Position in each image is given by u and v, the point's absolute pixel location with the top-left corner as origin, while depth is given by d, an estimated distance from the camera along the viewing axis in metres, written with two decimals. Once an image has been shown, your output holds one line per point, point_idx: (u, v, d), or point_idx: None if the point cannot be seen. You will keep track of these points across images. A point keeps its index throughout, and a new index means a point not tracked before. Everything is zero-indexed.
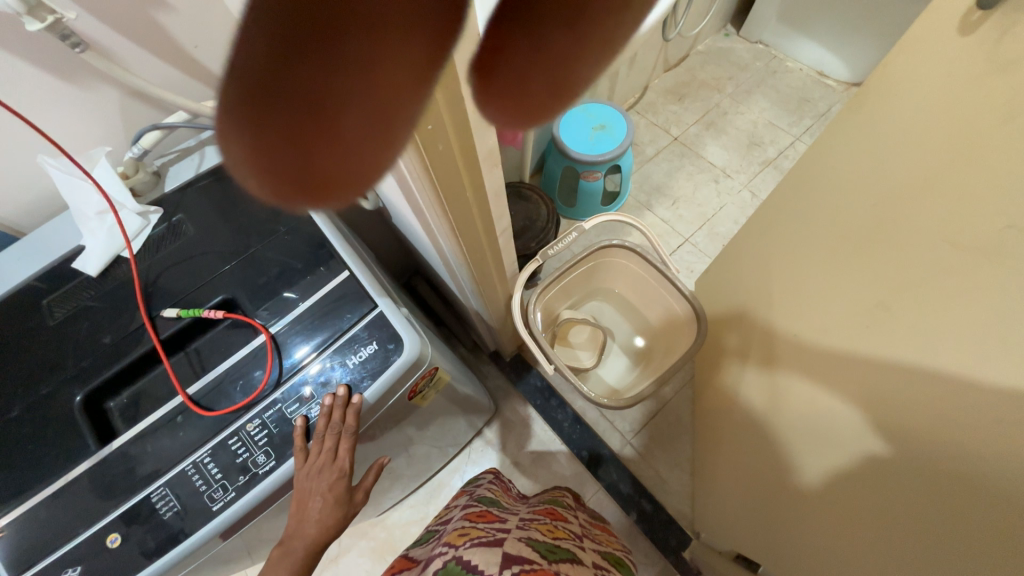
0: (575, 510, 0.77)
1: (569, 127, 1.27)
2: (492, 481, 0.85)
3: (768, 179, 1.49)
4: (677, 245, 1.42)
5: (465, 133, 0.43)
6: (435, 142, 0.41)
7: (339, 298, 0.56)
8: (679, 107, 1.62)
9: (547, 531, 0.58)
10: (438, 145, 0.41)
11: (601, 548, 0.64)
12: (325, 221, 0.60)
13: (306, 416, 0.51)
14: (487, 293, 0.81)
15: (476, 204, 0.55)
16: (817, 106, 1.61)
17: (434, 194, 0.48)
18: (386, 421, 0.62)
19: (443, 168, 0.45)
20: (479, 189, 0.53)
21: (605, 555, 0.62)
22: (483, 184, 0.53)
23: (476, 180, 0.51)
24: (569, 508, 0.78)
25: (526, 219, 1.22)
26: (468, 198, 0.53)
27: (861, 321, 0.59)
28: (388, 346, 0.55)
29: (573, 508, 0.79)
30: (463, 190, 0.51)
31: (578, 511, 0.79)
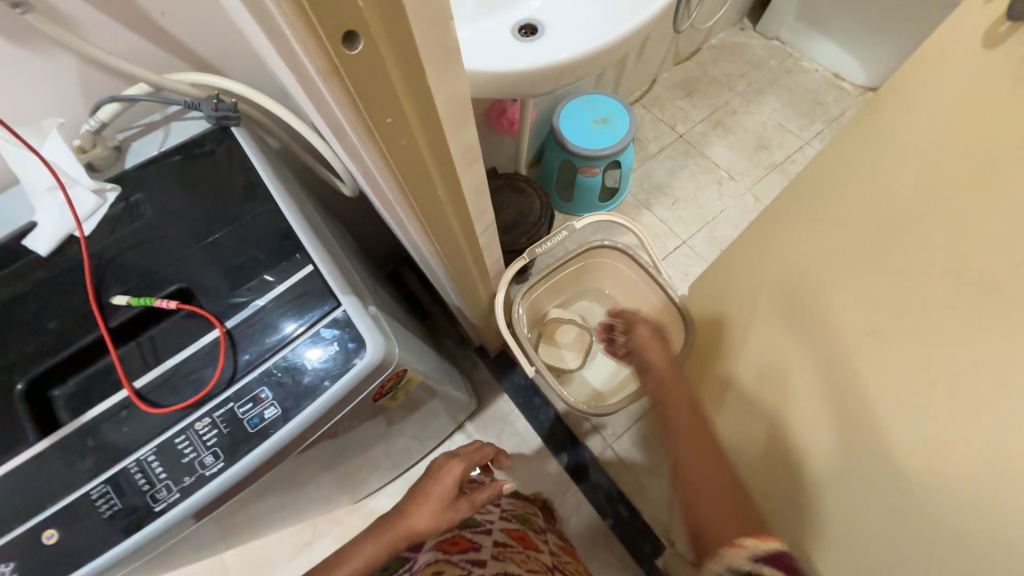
0: (545, 535, 0.79)
1: (569, 119, 1.23)
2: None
3: (772, 184, 1.45)
4: (673, 247, 1.39)
5: (434, 128, 0.40)
6: (401, 140, 0.38)
7: (301, 294, 0.53)
8: (686, 104, 1.56)
9: (520, 563, 0.61)
10: (403, 143, 0.38)
11: None
12: (293, 212, 0.57)
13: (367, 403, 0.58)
14: (467, 290, 0.78)
15: (449, 202, 0.52)
16: (830, 110, 1.56)
17: (401, 192, 0.45)
18: (350, 424, 0.60)
19: (412, 166, 0.42)
20: (454, 185, 0.50)
21: None
22: (459, 183, 0.50)
23: (450, 177, 0.48)
24: (536, 527, 0.79)
25: (519, 213, 1.18)
26: (442, 196, 0.50)
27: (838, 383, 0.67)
28: (350, 347, 0.52)
29: (540, 529, 0.80)
30: (436, 188, 0.48)
31: (545, 534, 0.80)
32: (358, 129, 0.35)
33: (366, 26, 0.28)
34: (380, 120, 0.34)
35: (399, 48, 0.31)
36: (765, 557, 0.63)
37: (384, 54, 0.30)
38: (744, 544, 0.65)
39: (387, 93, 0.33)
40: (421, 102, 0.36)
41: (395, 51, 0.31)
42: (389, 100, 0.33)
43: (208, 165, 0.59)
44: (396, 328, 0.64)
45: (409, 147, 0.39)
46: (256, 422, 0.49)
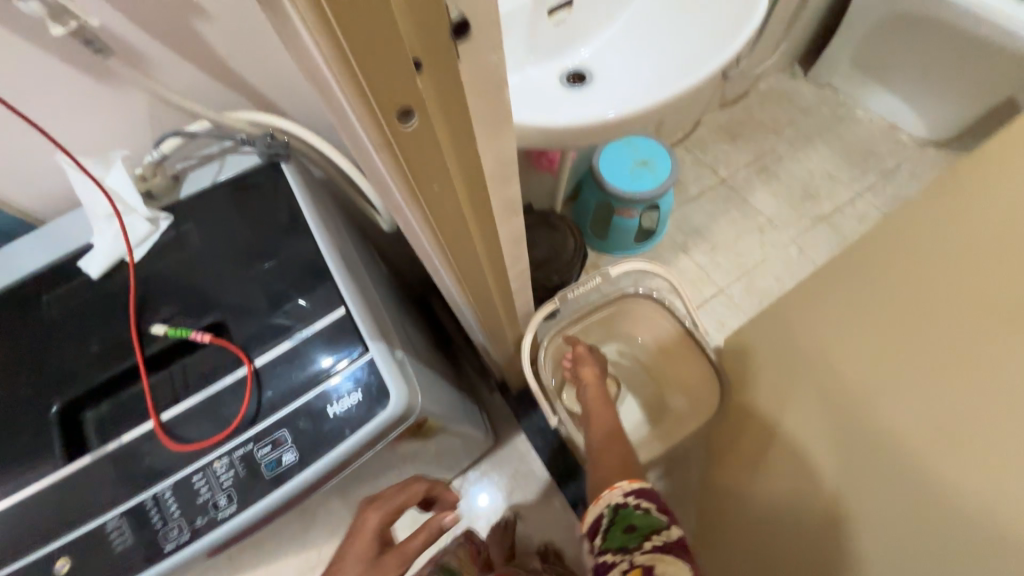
0: None
1: (609, 159, 1.22)
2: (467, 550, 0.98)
3: (818, 236, 1.39)
4: (710, 294, 1.33)
5: (478, 189, 0.39)
6: (447, 203, 0.37)
7: (329, 336, 0.52)
8: (730, 147, 1.53)
9: None
10: (448, 204, 0.38)
11: None
12: (330, 249, 0.57)
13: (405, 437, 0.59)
14: (495, 332, 0.77)
15: (485, 254, 0.51)
16: (884, 162, 1.49)
17: (440, 247, 0.44)
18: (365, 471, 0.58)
19: (454, 225, 0.41)
20: (492, 239, 0.49)
21: None
22: (498, 237, 0.49)
23: (490, 232, 0.47)
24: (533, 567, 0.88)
25: (552, 250, 1.16)
26: (479, 249, 0.49)
27: (893, 474, 0.62)
28: (373, 396, 0.50)
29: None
30: (475, 243, 0.47)
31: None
32: (403, 193, 0.34)
33: (422, 102, 0.27)
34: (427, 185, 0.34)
35: (452, 118, 0.30)
36: (637, 493, 0.63)
37: (437, 126, 0.30)
38: (619, 484, 0.65)
39: (437, 161, 0.32)
40: (469, 167, 0.35)
41: (450, 125, 0.31)
42: (437, 168, 0.33)
43: (256, 197, 0.60)
44: (421, 371, 0.63)
45: (453, 208, 0.38)
46: (273, 467, 0.48)
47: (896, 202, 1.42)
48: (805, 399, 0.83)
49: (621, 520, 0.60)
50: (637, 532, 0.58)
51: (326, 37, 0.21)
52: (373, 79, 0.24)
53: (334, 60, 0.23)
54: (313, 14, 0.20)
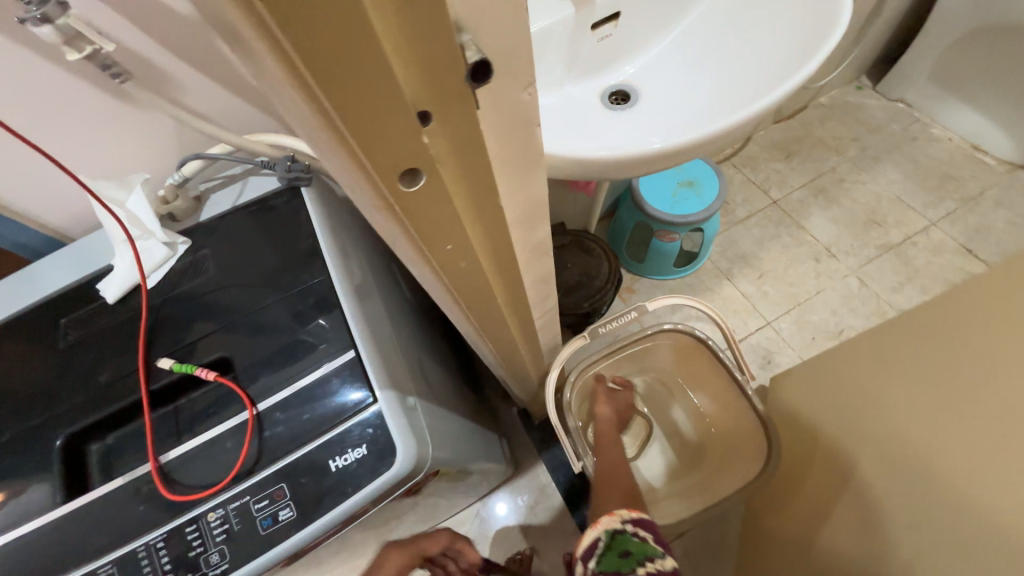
0: None
1: (651, 180, 1.14)
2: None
3: (884, 268, 1.25)
4: (756, 327, 1.23)
5: (500, 243, 0.34)
6: (463, 261, 0.32)
7: (334, 383, 0.48)
8: (784, 166, 1.41)
9: None
10: (464, 263, 0.33)
11: None
12: (344, 285, 0.53)
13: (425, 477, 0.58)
14: (517, 371, 0.71)
15: (508, 303, 0.45)
16: (966, 187, 1.32)
17: (455, 302, 0.39)
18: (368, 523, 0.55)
19: (471, 282, 0.36)
20: (517, 288, 0.44)
21: None
22: (522, 285, 0.44)
23: (515, 282, 0.42)
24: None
25: (584, 275, 1.10)
26: (500, 300, 0.44)
27: None
28: (377, 453, 0.46)
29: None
30: (496, 296, 0.42)
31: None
32: (411, 254, 0.29)
33: (430, 160, 0.22)
34: (437, 247, 0.29)
35: (467, 171, 0.25)
36: (635, 521, 0.56)
37: (449, 185, 0.25)
38: (619, 510, 0.58)
39: (449, 222, 0.27)
40: (488, 223, 0.30)
41: (465, 177, 0.25)
42: (449, 228, 0.28)
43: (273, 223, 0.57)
44: (436, 417, 0.58)
45: (470, 267, 0.33)
46: (268, 524, 0.44)
47: (979, 233, 1.26)
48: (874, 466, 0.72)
49: (617, 544, 0.53)
50: (633, 557, 0.51)
51: (298, 91, 0.17)
52: (364, 141, 0.19)
53: (313, 116, 0.18)
54: (286, 75, 0.16)
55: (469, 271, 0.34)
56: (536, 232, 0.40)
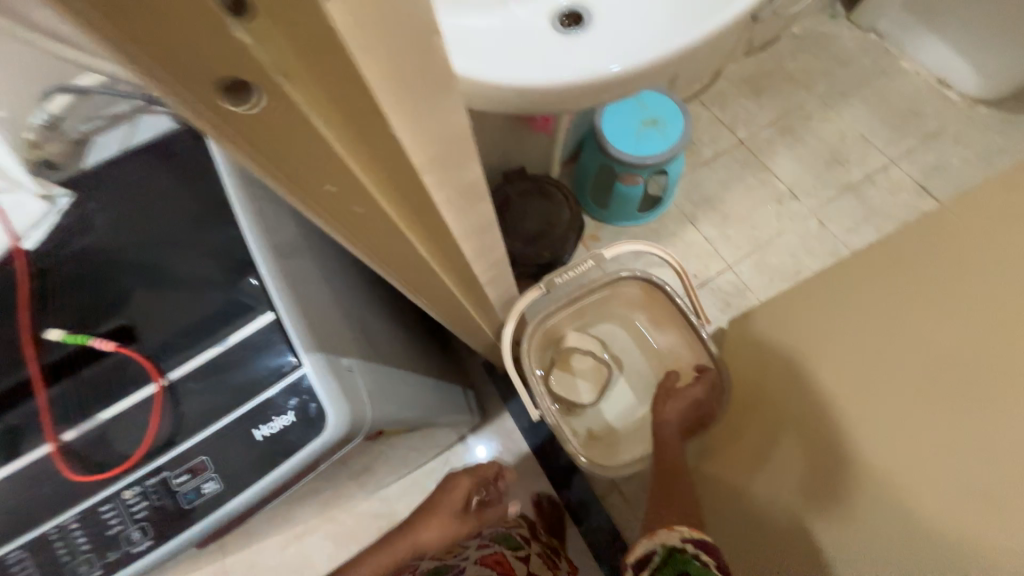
0: (519, 525, 0.97)
1: (613, 118, 1.08)
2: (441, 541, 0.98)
3: (843, 209, 1.26)
4: (717, 271, 1.23)
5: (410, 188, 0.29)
6: (358, 202, 0.27)
7: (254, 348, 0.45)
8: (752, 104, 1.35)
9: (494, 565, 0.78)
10: (356, 205, 0.28)
11: (544, 556, 0.91)
12: (257, 239, 0.47)
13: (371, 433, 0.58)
14: (468, 324, 0.68)
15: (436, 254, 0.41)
16: (927, 124, 1.31)
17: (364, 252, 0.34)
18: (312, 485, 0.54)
19: (377, 229, 0.31)
20: (445, 239, 0.40)
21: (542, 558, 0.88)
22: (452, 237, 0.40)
23: (440, 232, 0.38)
24: (520, 540, 0.89)
25: (544, 223, 1.05)
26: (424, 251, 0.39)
27: None
28: (306, 419, 0.43)
29: (524, 539, 0.91)
30: (417, 245, 0.37)
31: (528, 544, 0.90)
32: (284, 191, 0.24)
33: (265, 71, 0.17)
34: (316, 181, 0.24)
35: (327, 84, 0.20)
36: (697, 542, 0.64)
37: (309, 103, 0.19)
38: (679, 528, 0.66)
39: (320, 157, 0.22)
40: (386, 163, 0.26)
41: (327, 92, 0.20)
42: (321, 161, 0.23)
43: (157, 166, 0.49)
44: (377, 376, 0.56)
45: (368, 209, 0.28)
46: (193, 498, 0.42)
47: (935, 171, 1.27)
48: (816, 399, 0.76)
49: (676, 563, 0.61)
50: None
51: None
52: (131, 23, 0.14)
53: None
54: None
55: (368, 218, 0.30)
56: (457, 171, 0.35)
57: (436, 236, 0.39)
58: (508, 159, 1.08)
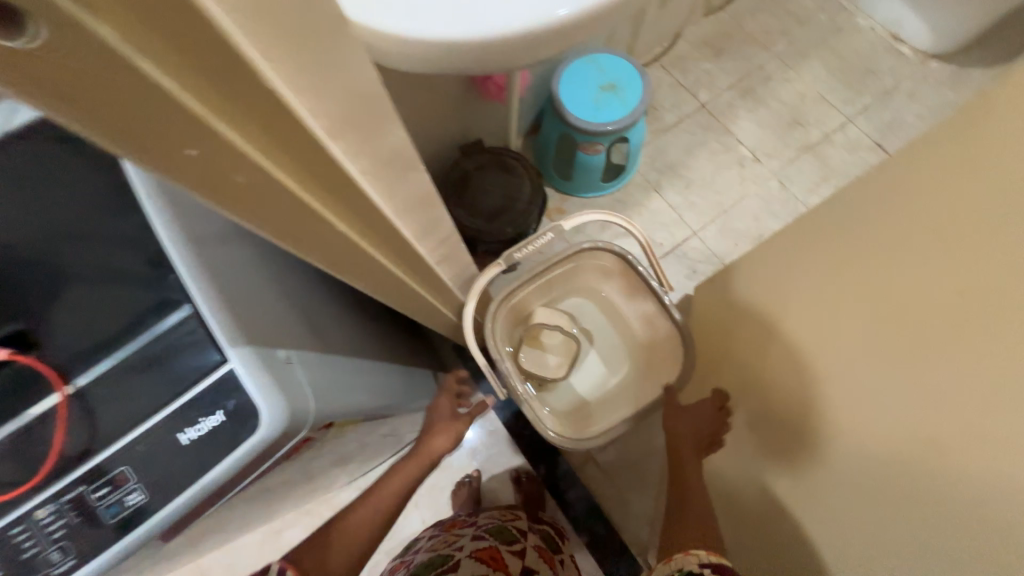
0: (518, 514, 0.93)
1: (571, 85, 1.04)
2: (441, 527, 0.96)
3: (803, 169, 1.26)
4: (682, 238, 1.23)
5: (281, 135, 0.25)
6: (217, 158, 0.24)
7: (172, 346, 0.41)
8: (712, 65, 1.33)
9: (488, 559, 0.75)
10: (224, 161, 0.24)
11: (544, 540, 0.88)
12: (171, 226, 0.42)
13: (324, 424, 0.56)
14: (422, 305, 0.65)
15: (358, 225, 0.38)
16: (882, 80, 1.32)
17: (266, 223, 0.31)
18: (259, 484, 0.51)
19: (261, 189, 0.28)
20: (361, 205, 0.36)
21: (542, 550, 0.84)
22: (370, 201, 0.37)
23: (354, 195, 0.34)
24: (516, 534, 0.85)
25: (505, 197, 1.01)
26: (335, 219, 0.36)
27: None
28: (237, 418, 0.40)
29: (521, 531, 0.87)
30: (321, 211, 0.34)
31: (525, 536, 0.86)
32: (120, 152, 0.21)
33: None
34: (148, 134, 0.20)
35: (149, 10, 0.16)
36: (714, 566, 0.63)
37: (114, 39, 0.16)
38: (696, 552, 0.66)
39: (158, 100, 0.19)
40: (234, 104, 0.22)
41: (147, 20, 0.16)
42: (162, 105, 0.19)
43: (34, 140, 0.38)
44: (316, 365, 0.53)
45: (233, 162, 0.25)
46: (115, 512, 0.39)
47: (890, 127, 1.28)
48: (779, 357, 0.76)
49: None
50: None
51: None
52: None
53: None
54: None
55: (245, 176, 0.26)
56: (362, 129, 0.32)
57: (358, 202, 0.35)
58: (465, 132, 1.03)
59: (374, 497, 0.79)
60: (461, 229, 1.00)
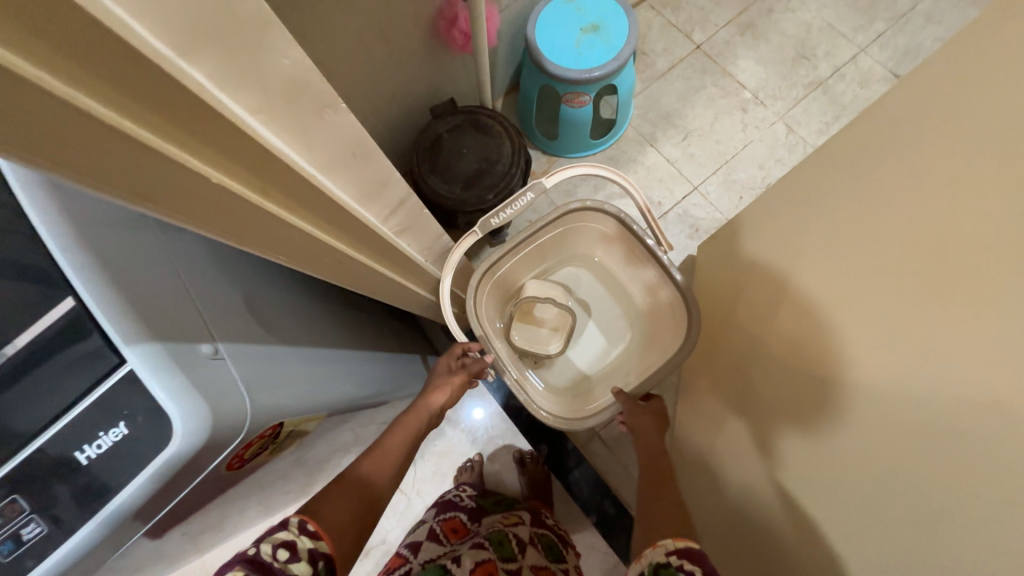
0: (522, 519, 0.87)
1: (549, 29, 0.93)
2: (442, 521, 0.91)
3: (812, 109, 1.15)
4: (682, 195, 1.13)
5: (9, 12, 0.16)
6: None
7: (61, 360, 0.38)
8: (707, 1, 1.20)
9: None
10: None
11: (544, 552, 0.82)
12: (50, 218, 0.38)
13: (278, 422, 0.50)
14: (388, 284, 0.58)
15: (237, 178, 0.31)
16: (898, 2, 1.18)
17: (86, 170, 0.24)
18: (196, 497, 0.49)
19: (30, 112, 0.20)
20: (219, 136, 0.28)
21: (541, 568, 0.77)
22: (248, 136, 0.29)
23: (204, 126, 0.26)
24: (514, 549, 0.78)
25: (482, 160, 0.92)
26: (182, 155, 0.27)
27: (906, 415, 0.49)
28: (143, 430, 0.38)
29: (521, 544, 0.80)
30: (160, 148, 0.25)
31: (524, 551, 0.79)
32: None
33: None
34: None
35: None
36: (682, 552, 0.54)
37: None
38: (662, 541, 0.56)
39: None
40: None
41: None
42: None
43: None
44: (251, 360, 0.46)
45: None
46: (12, 545, 0.36)
47: (907, 55, 1.16)
48: (791, 316, 0.69)
49: None
50: None
51: None
52: None
53: None
54: None
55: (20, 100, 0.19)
56: (195, 36, 0.23)
57: (230, 143, 0.28)
58: (435, 91, 0.93)
59: (378, 451, 0.67)
60: (439, 200, 0.91)
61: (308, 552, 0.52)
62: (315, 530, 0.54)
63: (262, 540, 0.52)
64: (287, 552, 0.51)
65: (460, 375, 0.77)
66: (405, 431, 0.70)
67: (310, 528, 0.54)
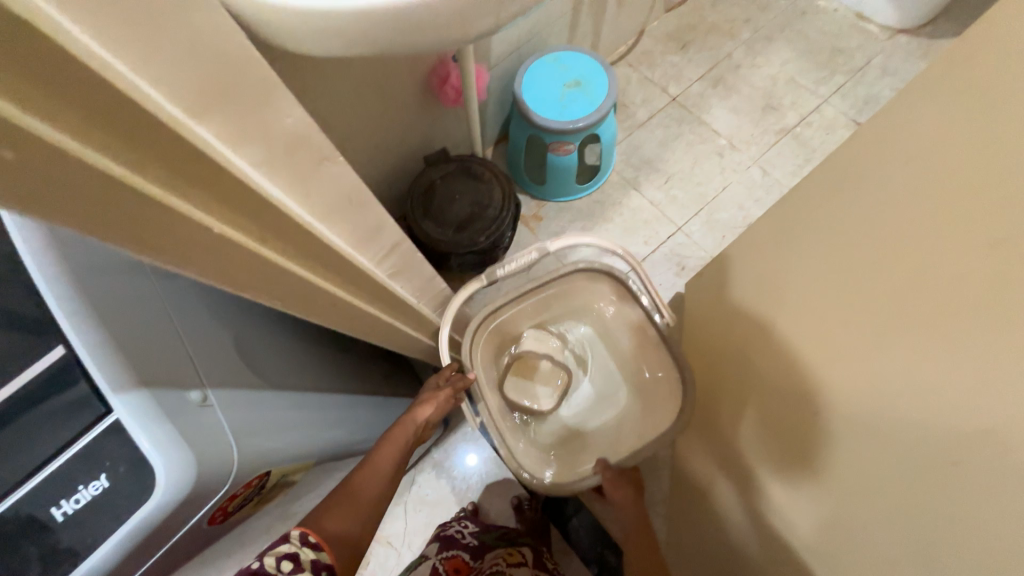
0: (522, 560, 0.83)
1: (535, 85, 0.99)
2: (444, 559, 0.86)
3: (783, 153, 1.22)
4: (667, 235, 1.17)
5: (28, 71, 0.18)
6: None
7: (43, 408, 0.37)
8: (680, 58, 1.30)
9: None
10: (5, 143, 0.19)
11: None
12: (48, 268, 0.39)
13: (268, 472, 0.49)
14: (381, 326, 0.58)
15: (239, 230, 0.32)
16: (852, 59, 1.30)
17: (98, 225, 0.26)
18: (174, 556, 0.47)
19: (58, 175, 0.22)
20: (226, 190, 0.29)
21: None
22: (254, 190, 0.31)
23: (212, 183, 0.28)
24: None
25: (474, 205, 0.96)
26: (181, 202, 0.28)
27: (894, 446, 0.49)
28: (122, 483, 0.37)
29: None
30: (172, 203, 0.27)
31: None
32: None
33: None
34: None
35: None
36: None
37: None
38: None
39: None
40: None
41: None
42: None
43: None
44: (241, 406, 0.45)
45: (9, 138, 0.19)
46: None
47: (867, 104, 1.25)
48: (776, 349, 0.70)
49: None
50: None
51: None
52: None
53: None
54: None
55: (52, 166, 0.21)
56: (202, 97, 0.25)
57: (234, 198, 0.30)
58: (429, 141, 0.98)
59: (369, 467, 0.64)
60: (432, 242, 0.94)
61: (311, 564, 0.51)
62: (316, 542, 0.53)
63: (264, 553, 0.50)
64: (290, 563, 0.50)
65: (448, 390, 0.73)
66: (394, 444, 0.66)
67: (312, 540, 0.53)
